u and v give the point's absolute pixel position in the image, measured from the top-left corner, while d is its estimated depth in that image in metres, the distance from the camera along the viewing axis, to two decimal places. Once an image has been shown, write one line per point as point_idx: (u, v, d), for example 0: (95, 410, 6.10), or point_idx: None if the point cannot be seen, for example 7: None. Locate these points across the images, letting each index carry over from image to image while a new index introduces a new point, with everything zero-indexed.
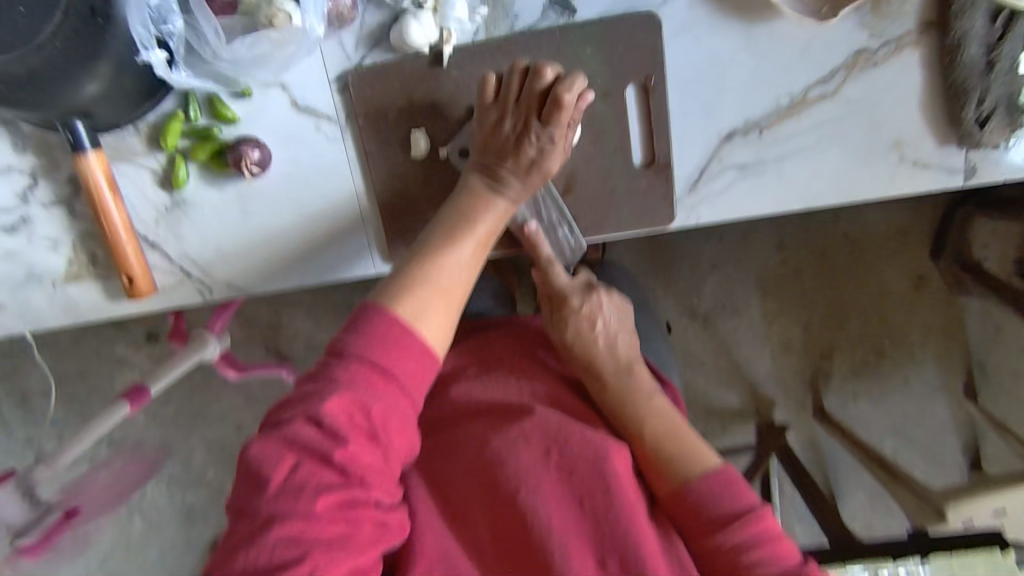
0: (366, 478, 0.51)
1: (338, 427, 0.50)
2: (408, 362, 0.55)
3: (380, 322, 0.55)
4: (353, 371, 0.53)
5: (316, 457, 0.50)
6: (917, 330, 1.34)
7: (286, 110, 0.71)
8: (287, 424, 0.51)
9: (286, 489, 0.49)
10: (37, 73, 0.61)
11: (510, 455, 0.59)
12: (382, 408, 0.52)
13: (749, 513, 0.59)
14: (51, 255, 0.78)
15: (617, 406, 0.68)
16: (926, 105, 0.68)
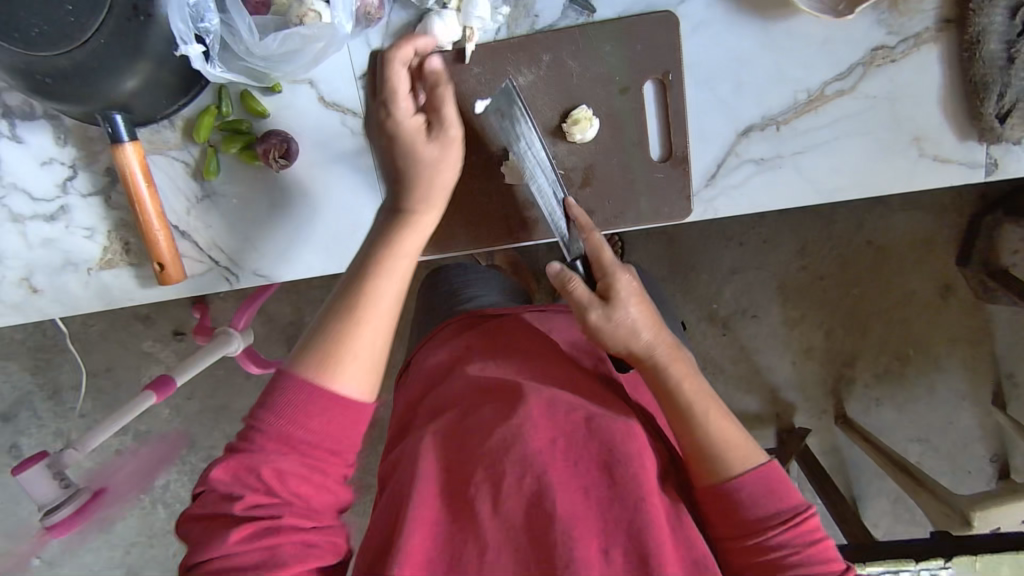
0: (279, 515, 0.51)
1: (234, 489, 0.51)
2: (315, 419, 0.53)
3: (287, 387, 0.53)
4: (257, 441, 0.52)
5: (228, 516, 0.51)
6: (941, 337, 1.32)
7: (314, 104, 0.74)
8: (199, 494, 0.53)
9: (203, 541, 0.51)
10: (84, 66, 0.65)
11: (519, 440, 0.57)
12: (274, 466, 0.51)
13: (794, 515, 0.55)
14: (88, 242, 0.82)
15: (662, 397, 0.61)
16: (947, 99, 0.68)
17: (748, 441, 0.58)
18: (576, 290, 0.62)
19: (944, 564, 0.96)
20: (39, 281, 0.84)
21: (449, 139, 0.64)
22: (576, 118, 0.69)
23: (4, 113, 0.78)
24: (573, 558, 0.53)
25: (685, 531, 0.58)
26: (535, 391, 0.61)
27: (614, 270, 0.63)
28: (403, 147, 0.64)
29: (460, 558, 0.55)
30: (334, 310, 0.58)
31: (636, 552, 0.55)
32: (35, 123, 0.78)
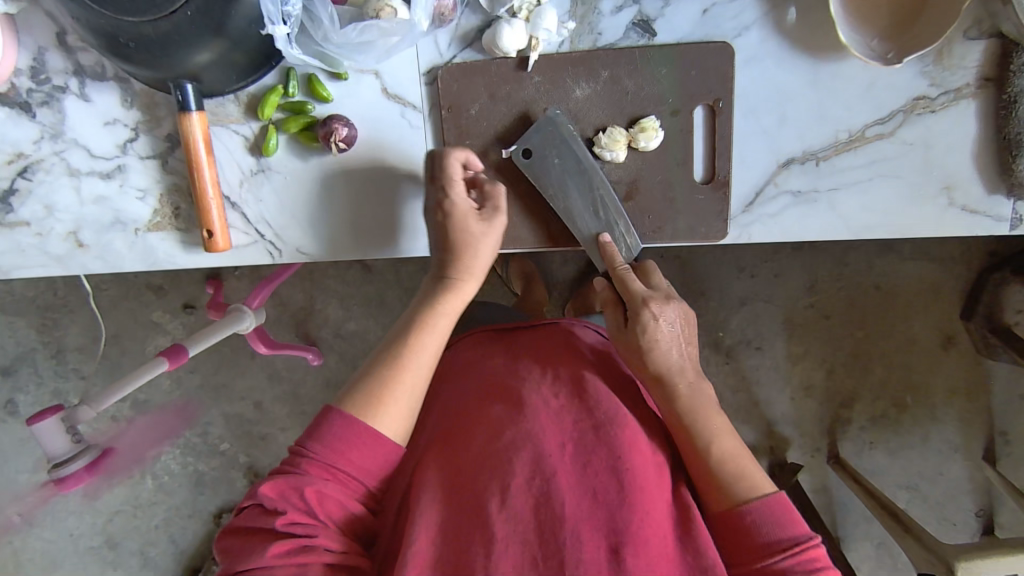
0: (313, 534, 0.56)
1: (278, 505, 0.56)
2: (356, 451, 0.60)
3: (332, 423, 0.61)
4: (303, 465, 0.59)
5: (271, 531, 0.56)
6: (939, 387, 1.35)
7: (377, 95, 0.77)
8: (244, 510, 0.59)
9: (244, 552, 0.56)
10: (166, 36, 0.68)
11: (527, 442, 0.62)
12: (317, 490, 0.57)
13: (801, 544, 0.58)
14: (139, 204, 0.84)
15: (672, 416, 0.68)
16: (979, 154, 0.71)
17: (762, 478, 0.64)
18: (613, 316, 0.76)
19: None
20: (86, 236, 0.86)
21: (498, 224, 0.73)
22: (643, 126, 0.72)
23: (75, 72, 0.81)
24: (581, 559, 0.55)
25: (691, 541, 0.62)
26: (542, 401, 0.66)
27: (643, 302, 0.73)
28: (456, 228, 0.72)
29: (473, 553, 0.56)
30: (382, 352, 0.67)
31: (642, 556, 0.57)
32: (103, 84, 0.81)
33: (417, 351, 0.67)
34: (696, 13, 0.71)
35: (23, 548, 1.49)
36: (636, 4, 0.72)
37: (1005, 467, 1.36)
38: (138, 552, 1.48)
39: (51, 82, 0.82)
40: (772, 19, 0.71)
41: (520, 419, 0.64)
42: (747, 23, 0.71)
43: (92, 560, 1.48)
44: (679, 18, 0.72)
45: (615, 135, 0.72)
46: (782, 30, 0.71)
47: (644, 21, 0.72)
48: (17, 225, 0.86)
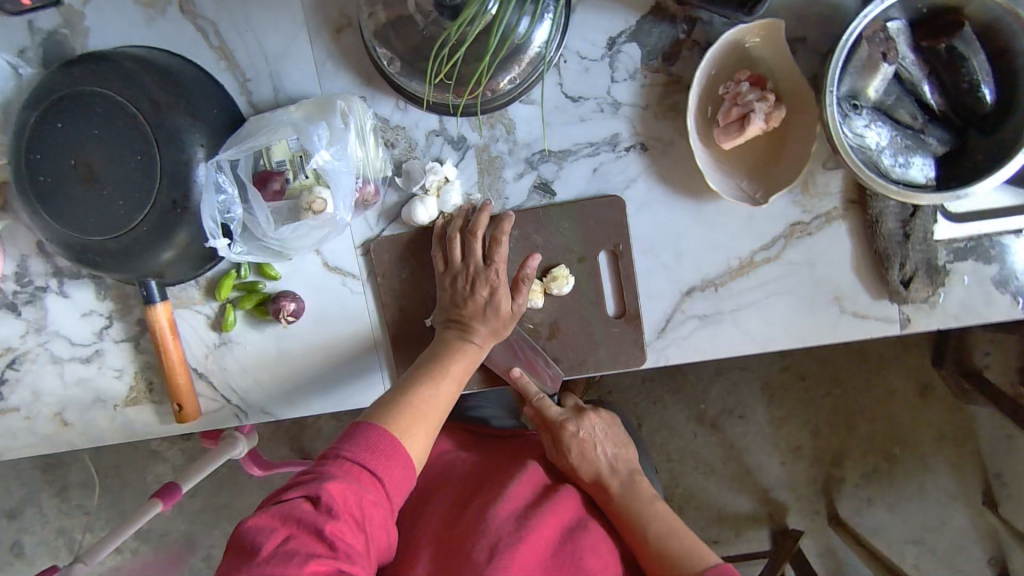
0: (344, 543, 0.59)
1: (328, 502, 0.60)
2: (395, 467, 0.66)
3: (376, 428, 0.67)
4: (349, 470, 0.63)
5: (312, 532, 0.59)
6: (926, 437, 1.38)
7: (319, 269, 0.86)
8: (285, 505, 0.60)
9: (275, 554, 0.57)
10: (127, 248, 0.78)
11: (505, 533, 0.69)
12: (370, 499, 0.63)
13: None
14: (116, 381, 0.93)
15: (626, 516, 0.77)
16: (858, 265, 0.79)
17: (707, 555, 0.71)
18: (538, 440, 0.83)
19: None
20: (70, 416, 0.94)
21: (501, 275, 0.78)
22: (555, 275, 0.80)
23: (54, 274, 0.91)
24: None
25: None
26: (518, 499, 0.75)
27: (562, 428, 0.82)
28: (468, 304, 0.78)
29: None
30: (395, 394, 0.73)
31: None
32: (79, 281, 0.91)
33: (421, 407, 0.72)
34: (587, 173, 0.81)
35: None
36: (535, 170, 0.82)
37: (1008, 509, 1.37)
38: None
39: (34, 283, 0.92)
40: (653, 170, 0.80)
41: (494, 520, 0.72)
42: (633, 176, 0.81)
43: None
44: (574, 179, 0.82)
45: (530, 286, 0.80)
46: (663, 178, 0.80)
47: (543, 183, 0.82)
48: (7, 411, 0.95)
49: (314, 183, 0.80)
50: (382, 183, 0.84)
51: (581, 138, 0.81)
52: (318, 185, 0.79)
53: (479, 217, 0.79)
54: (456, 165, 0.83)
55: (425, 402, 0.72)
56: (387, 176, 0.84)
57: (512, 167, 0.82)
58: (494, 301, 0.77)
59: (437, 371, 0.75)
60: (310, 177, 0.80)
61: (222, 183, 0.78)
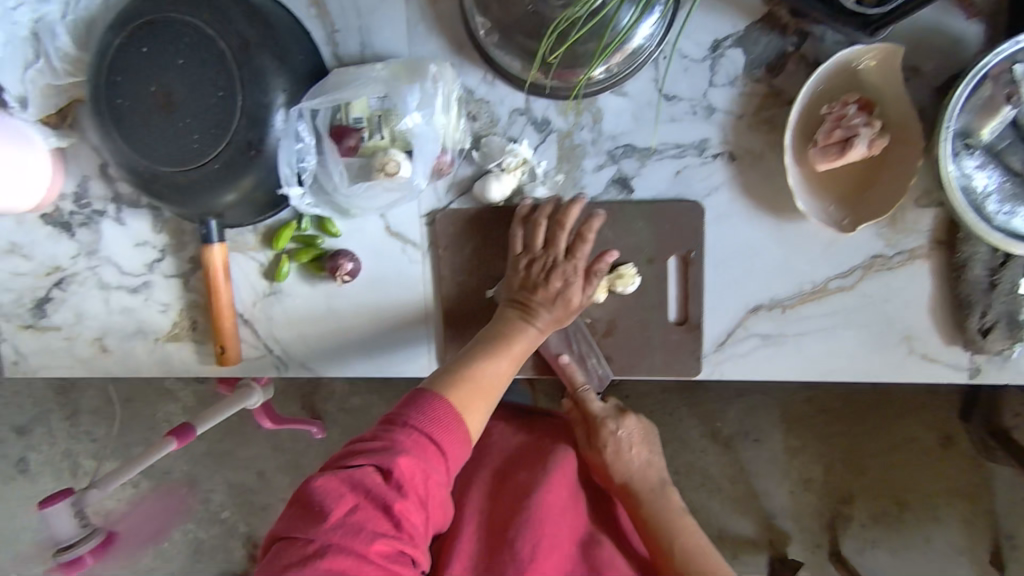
0: (409, 518, 0.60)
1: (399, 477, 0.60)
2: (456, 443, 0.66)
3: (438, 405, 0.66)
4: (416, 443, 0.63)
5: (379, 505, 0.58)
6: (939, 490, 1.35)
7: (381, 232, 0.84)
8: (354, 473, 0.59)
9: (343, 524, 0.57)
10: (195, 183, 0.78)
11: (534, 544, 0.72)
12: (434, 479, 0.62)
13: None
14: (161, 316, 0.92)
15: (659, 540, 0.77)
16: (935, 307, 0.76)
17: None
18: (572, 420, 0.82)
19: None
20: (110, 342, 0.94)
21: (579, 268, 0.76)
22: (621, 274, 0.78)
23: (113, 199, 0.90)
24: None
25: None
26: (553, 500, 0.76)
27: (601, 420, 0.81)
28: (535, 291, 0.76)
29: None
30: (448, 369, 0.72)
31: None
32: (137, 211, 0.90)
33: (473, 386, 0.71)
34: (669, 175, 0.79)
35: None
36: (615, 163, 0.80)
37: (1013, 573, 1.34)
38: None
39: (92, 206, 0.91)
40: (738, 182, 0.78)
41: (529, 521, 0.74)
42: (716, 185, 0.78)
43: None
44: (655, 178, 0.79)
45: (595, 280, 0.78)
46: (747, 191, 0.78)
47: (622, 178, 0.80)
48: (49, 329, 0.95)
49: (389, 145, 0.76)
50: (458, 155, 0.82)
51: (669, 137, 0.78)
52: (394, 148, 0.76)
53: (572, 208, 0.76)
54: (534, 147, 0.81)
55: (478, 380, 0.71)
56: (464, 148, 0.82)
57: (594, 157, 0.80)
58: (564, 286, 0.76)
59: (494, 352, 0.74)
60: (385, 138, 0.76)
61: (300, 131, 0.77)
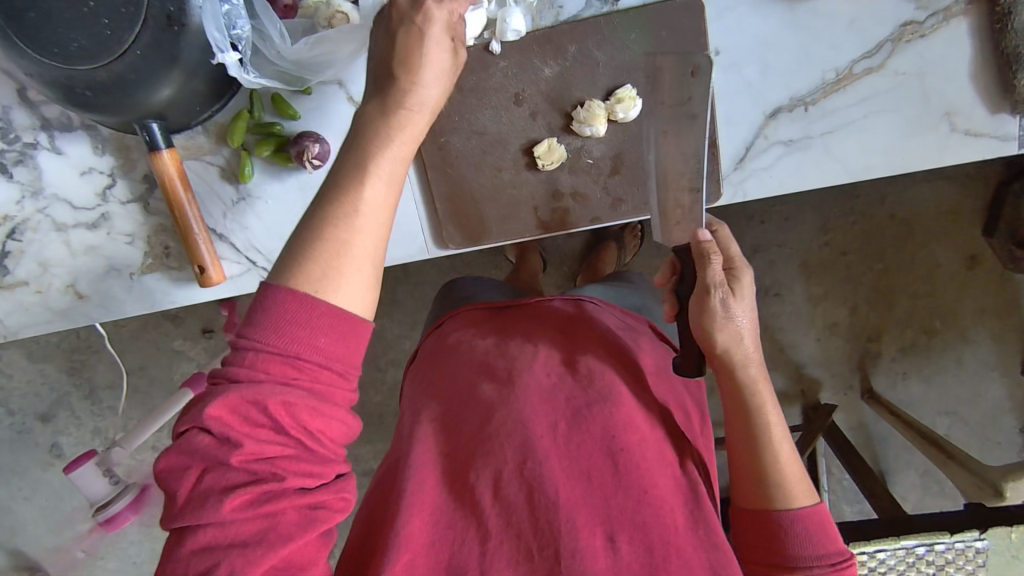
0: (276, 469, 0.44)
1: (232, 433, 0.43)
2: (322, 336, 0.46)
3: (271, 308, 0.46)
4: (255, 372, 0.45)
5: (224, 463, 0.44)
6: (969, 309, 1.29)
7: (344, 105, 0.76)
8: (184, 434, 0.45)
9: (192, 499, 0.44)
10: (121, 79, 0.65)
11: (517, 425, 0.60)
12: (281, 402, 0.44)
13: (840, 561, 0.59)
14: (129, 248, 0.84)
15: (738, 420, 0.64)
16: (978, 74, 0.67)
17: (805, 481, 0.63)
18: (715, 267, 0.62)
19: (978, 536, 0.95)
20: (83, 287, 0.85)
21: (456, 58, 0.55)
22: (620, 96, 0.70)
23: (43, 126, 0.80)
24: (578, 547, 0.54)
25: (698, 517, 0.60)
26: (534, 379, 0.64)
27: (744, 267, 0.63)
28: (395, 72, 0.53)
29: (466, 546, 0.56)
30: (292, 252, 0.48)
31: (640, 540, 0.56)
32: (73, 134, 0.81)
33: (348, 278, 0.48)
34: None
35: None
36: None
37: None
38: None
39: (21, 139, 0.81)
40: None
41: (511, 399, 0.62)
42: None
43: None
44: None
45: (593, 110, 0.70)
46: None
47: None
48: (15, 285, 0.85)
49: None
50: None
51: None
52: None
53: None
54: None
55: (350, 265, 0.49)
56: None
57: None
58: (413, 74, 0.53)
59: (349, 194, 0.49)
60: None
61: None
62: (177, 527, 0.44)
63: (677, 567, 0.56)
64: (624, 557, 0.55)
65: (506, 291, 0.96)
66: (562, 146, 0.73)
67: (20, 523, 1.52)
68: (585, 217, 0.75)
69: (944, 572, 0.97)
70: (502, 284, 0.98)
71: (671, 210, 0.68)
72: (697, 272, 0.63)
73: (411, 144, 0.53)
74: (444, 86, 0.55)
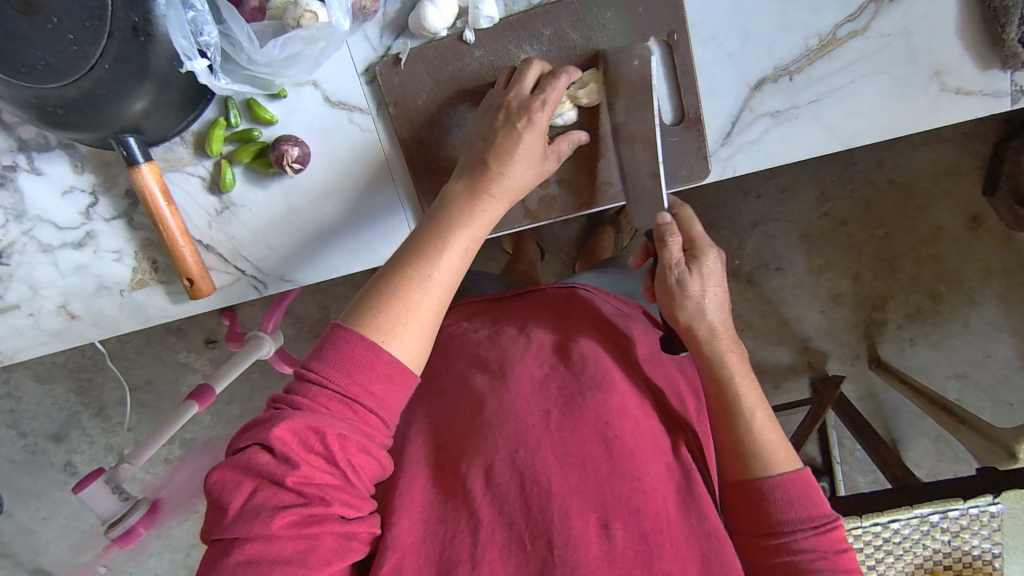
0: (326, 495, 0.48)
1: (293, 456, 0.47)
2: (378, 383, 0.52)
3: (345, 347, 0.52)
4: (318, 405, 0.50)
5: (277, 484, 0.47)
6: (973, 270, 1.27)
7: (320, 105, 0.75)
8: (247, 450, 0.49)
9: (245, 512, 0.46)
10: (90, 94, 0.64)
11: (508, 416, 0.59)
12: (337, 433, 0.49)
13: (824, 523, 0.57)
14: (117, 265, 0.83)
15: (715, 392, 0.62)
16: (965, 30, 0.66)
17: (788, 450, 0.61)
18: (671, 249, 0.62)
19: (993, 500, 0.94)
20: (75, 307, 0.85)
21: (544, 164, 0.65)
22: (584, 82, 0.68)
23: (21, 148, 0.79)
24: (570, 536, 0.52)
25: (692, 506, 0.58)
26: (526, 372, 0.63)
27: (708, 248, 0.63)
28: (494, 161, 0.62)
29: (456, 538, 0.54)
30: (374, 296, 0.55)
31: (635, 527, 0.54)
32: (51, 154, 0.80)
33: (410, 326, 0.55)
34: None
35: None
36: None
37: None
38: None
39: (0, 162, 0.80)
40: None
41: (503, 391, 0.61)
42: None
43: None
44: None
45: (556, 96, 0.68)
46: None
47: None
48: (6, 309, 0.85)
49: None
50: None
51: None
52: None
53: (540, 71, 0.66)
54: None
55: (414, 316, 0.55)
56: None
57: None
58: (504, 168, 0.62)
59: (433, 253, 0.57)
60: None
61: None
62: (221, 538, 0.47)
63: (670, 556, 0.54)
64: (619, 544, 0.53)
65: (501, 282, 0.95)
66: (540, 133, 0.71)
67: (41, 544, 1.53)
68: (575, 204, 0.74)
69: (959, 538, 0.96)
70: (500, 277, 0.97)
71: (642, 196, 0.68)
72: (658, 254, 0.64)
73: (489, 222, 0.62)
74: (524, 184, 0.63)
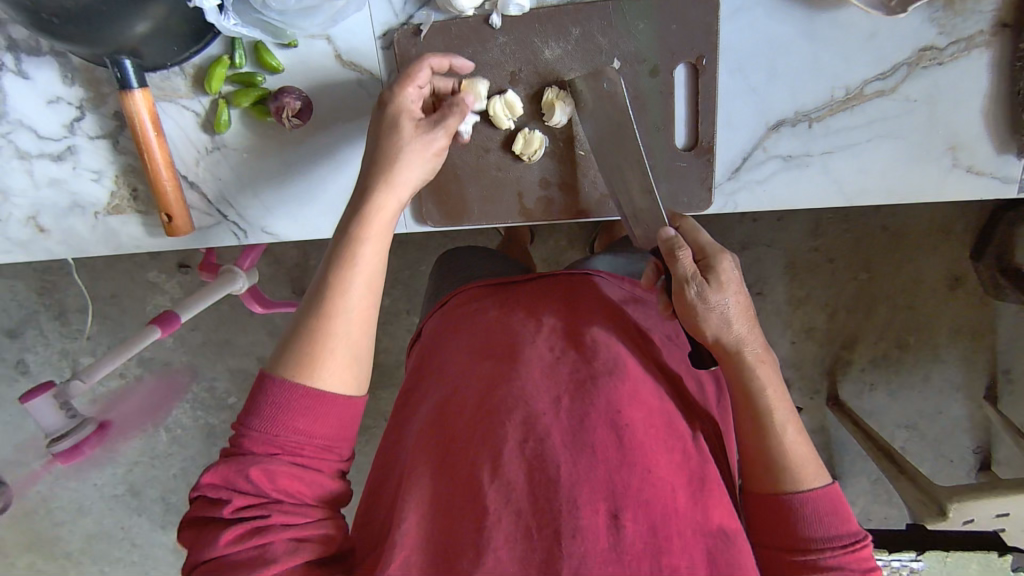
0: (266, 514, 0.51)
1: (224, 493, 0.51)
2: (301, 418, 0.52)
3: (261, 390, 0.53)
4: (248, 446, 0.52)
5: (220, 519, 0.51)
6: (945, 331, 1.29)
7: (330, 62, 0.72)
8: (196, 495, 0.53)
9: (197, 543, 0.51)
10: (90, 9, 0.61)
11: (518, 401, 0.56)
12: (262, 468, 0.51)
13: (852, 542, 0.56)
14: (95, 186, 0.80)
15: (745, 404, 0.60)
16: (989, 110, 0.65)
17: (817, 462, 0.60)
18: (683, 260, 0.60)
19: (914, 557, 0.99)
20: (45, 221, 0.82)
21: (430, 140, 0.62)
22: (548, 101, 0.68)
23: (9, 46, 0.75)
24: (578, 526, 0.51)
25: (700, 501, 0.56)
26: (537, 355, 0.60)
27: (720, 253, 0.61)
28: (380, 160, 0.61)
29: (462, 527, 0.53)
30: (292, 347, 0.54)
31: (644, 521, 0.52)
32: (40, 59, 0.76)
33: (335, 351, 0.54)
34: None
35: (49, 499, 1.54)
36: None
37: (1008, 406, 1.31)
38: (159, 499, 1.52)
39: None
40: None
41: (514, 373, 0.58)
42: None
43: (117, 507, 1.52)
44: None
45: (495, 109, 0.69)
46: None
47: None
48: None
49: None
50: None
51: None
52: None
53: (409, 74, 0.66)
54: None
55: (337, 339, 0.55)
56: None
57: None
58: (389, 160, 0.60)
59: (340, 276, 0.56)
60: None
61: None
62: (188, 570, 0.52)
63: (678, 550, 0.52)
64: (627, 536, 0.51)
65: (506, 260, 0.92)
66: (540, 133, 0.70)
67: None
68: (570, 210, 0.73)
69: None
70: (497, 253, 0.94)
71: (639, 213, 0.66)
72: (669, 269, 0.61)
73: (388, 224, 0.59)
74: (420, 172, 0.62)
